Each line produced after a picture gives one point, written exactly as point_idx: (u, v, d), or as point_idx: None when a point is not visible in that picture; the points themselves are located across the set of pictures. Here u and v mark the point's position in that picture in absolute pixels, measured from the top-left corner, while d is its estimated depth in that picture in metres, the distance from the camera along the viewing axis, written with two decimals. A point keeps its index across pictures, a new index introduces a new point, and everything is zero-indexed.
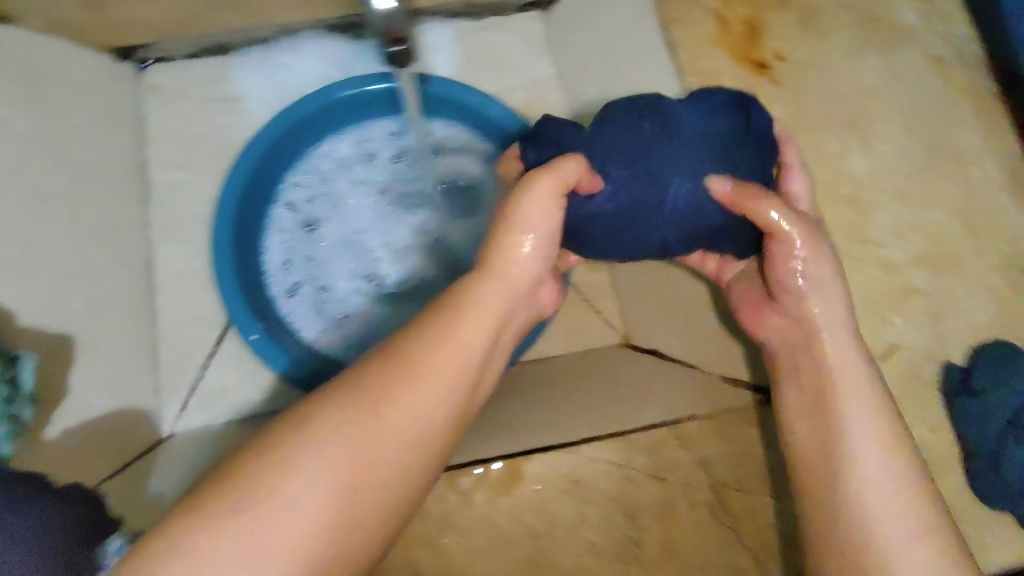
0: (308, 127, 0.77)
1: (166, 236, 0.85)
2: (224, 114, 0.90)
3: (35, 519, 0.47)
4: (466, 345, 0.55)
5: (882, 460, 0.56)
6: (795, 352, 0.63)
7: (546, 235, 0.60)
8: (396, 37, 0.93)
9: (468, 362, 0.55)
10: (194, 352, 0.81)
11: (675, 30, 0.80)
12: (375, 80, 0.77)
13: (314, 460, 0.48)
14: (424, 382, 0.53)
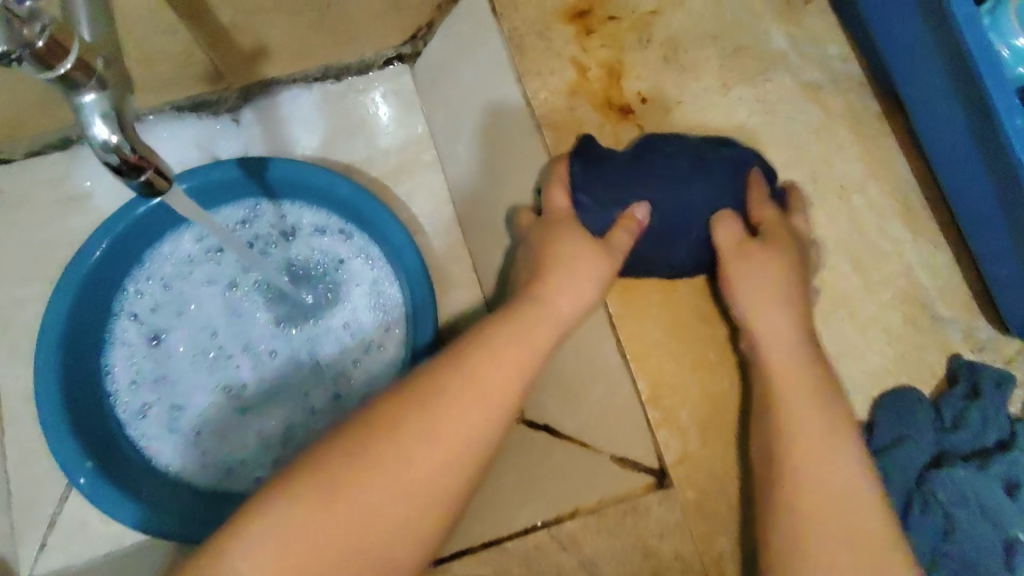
0: (137, 234, 0.72)
1: (13, 356, 0.78)
2: (72, 214, 0.84)
3: None
4: (506, 363, 0.55)
5: (847, 477, 0.55)
6: (775, 356, 0.59)
7: (596, 282, 0.61)
8: (254, 109, 0.87)
9: (461, 448, 0.52)
10: (50, 482, 0.74)
11: (532, 83, 0.74)
12: (200, 175, 0.72)
13: (304, 489, 0.49)
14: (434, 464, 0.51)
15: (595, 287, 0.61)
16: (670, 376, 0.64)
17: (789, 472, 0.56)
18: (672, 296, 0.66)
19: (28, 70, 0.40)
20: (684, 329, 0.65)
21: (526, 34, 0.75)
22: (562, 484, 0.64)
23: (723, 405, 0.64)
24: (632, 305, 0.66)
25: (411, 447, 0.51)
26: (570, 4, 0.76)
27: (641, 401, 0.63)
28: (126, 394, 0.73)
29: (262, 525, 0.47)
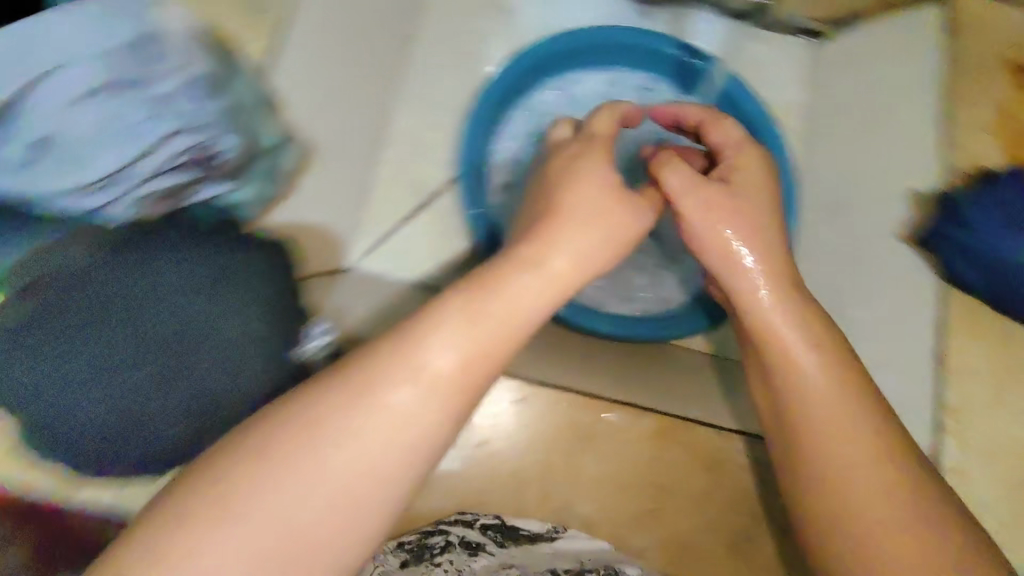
0: (576, 55, 0.83)
1: (408, 99, 0.91)
2: (496, 13, 0.94)
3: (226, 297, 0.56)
4: (549, 282, 0.47)
5: (902, 492, 0.48)
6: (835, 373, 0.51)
7: (619, 242, 0.52)
8: (670, 12, 0.96)
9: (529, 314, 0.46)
10: (392, 210, 0.88)
11: (958, 105, 0.78)
12: (653, 36, 0.81)
13: (286, 435, 0.39)
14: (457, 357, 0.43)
15: (609, 232, 0.52)
16: (974, 398, 0.69)
17: (811, 457, 0.51)
18: (1004, 338, 0.71)
19: None
20: (1005, 372, 0.70)
21: (964, 61, 0.79)
22: (688, 392, 0.72)
23: (1009, 447, 0.68)
24: (969, 328, 0.71)
25: (341, 391, 0.41)
26: (1019, 53, 0.78)
27: (938, 405, 0.69)
28: (500, 168, 0.84)
29: (361, 414, 0.40)
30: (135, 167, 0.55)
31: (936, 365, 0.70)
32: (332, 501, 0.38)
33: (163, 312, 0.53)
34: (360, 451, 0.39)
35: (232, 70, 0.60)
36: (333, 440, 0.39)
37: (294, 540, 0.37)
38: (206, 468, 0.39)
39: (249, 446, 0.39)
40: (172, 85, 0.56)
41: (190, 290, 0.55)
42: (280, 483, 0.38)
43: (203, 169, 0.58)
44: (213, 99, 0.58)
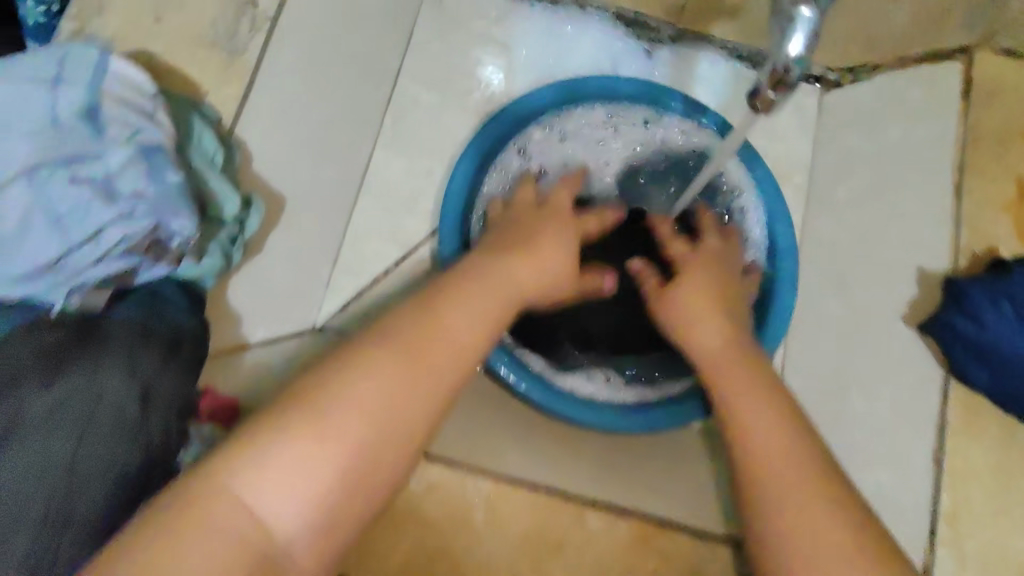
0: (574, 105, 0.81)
1: (391, 144, 0.85)
2: (486, 50, 0.90)
3: (127, 325, 0.53)
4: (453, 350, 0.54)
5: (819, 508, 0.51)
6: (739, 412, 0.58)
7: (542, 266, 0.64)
8: (673, 51, 0.90)
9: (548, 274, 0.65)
10: (373, 263, 0.82)
11: (971, 181, 0.74)
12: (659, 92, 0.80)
13: (277, 460, 0.45)
14: (465, 316, 0.57)
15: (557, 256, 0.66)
16: (973, 504, 0.67)
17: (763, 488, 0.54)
18: (1008, 437, 0.68)
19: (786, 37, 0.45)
20: (1006, 474, 0.67)
21: (986, 133, 0.75)
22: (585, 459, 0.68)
23: (1009, 560, 0.65)
24: (970, 425, 0.68)
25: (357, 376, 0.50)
26: None
27: (935, 512, 0.67)
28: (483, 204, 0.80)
29: (355, 379, 0.50)
30: (67, 262, 0.49)
31: (937, 469, 0.68)
32: (326, 443, 0.47)
33: (65, 442, 0.47)
34: (436, 330, 0.55)
35: (190, 121, 0.60)
36: (433, 323, 0.55)
37: (404, 381, 0.51)
38: (378, 348, 0.52)
39: (416, 314, 0.56)
40: (136, 145, 0.51)
41: (140, 325, 0.53)
42: (388, 376, 0.51)
43: (152, 251, 0.52)
44: (169, 172, 0.52)
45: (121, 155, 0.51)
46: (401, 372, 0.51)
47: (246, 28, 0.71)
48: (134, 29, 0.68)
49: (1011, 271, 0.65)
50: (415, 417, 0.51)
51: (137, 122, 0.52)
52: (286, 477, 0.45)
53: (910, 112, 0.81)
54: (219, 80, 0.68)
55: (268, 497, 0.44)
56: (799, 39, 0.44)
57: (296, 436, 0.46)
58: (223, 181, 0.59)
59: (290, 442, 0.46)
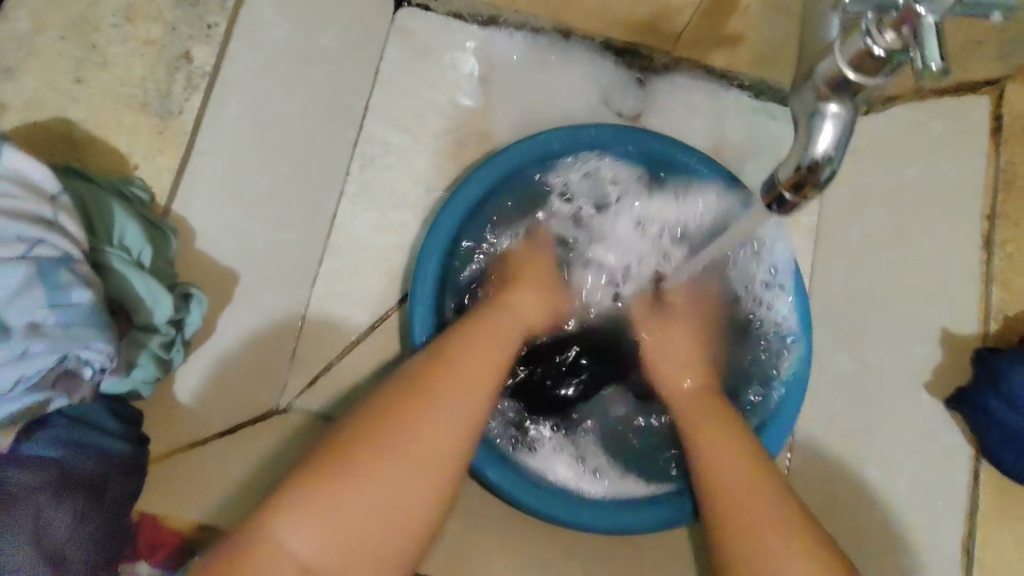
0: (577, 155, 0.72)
1: (361, 196, 0.77)
2: (461, 86, 0.81)
3: (36, 467, 0.46)
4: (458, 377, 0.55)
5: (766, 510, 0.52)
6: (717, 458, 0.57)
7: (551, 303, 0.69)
8: (667, 82, 0.83)
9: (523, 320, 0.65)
10: (344, 330, 0.74)
11: (1005, 230, 0.66)
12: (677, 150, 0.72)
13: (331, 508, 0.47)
14: (478, 360, 0.57)
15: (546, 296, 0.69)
16: None
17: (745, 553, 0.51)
18: None
19: (813, 130, 0.40)
20: None
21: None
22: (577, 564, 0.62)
23: None
24: (1004, 511, 0.62)
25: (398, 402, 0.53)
26: None
27: None
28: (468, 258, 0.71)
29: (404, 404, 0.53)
30: None
31: (967, 558, 0.62)
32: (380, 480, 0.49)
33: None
34: (450, 374, 0.55)
35: (110, 209, 0.52)
36: (446, 373, 0.55)
37: (428, 435, 0.51)
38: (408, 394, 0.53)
39: (432, 361, 0.56)
40: (31, 263, 0.43)
41: (50, 464, 0.46)
42: (411, 430, 0.51)
43: (62, 384, 0.44)
44: (74, 293, 0.44)
45: (15, 274, 0.43)
46: (429, 419, 0.52)
47: (181, 86, 0.62)
48: (52, 92, 0.59)
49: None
50: (435, 472, 0.51)
51: (30, 233, 0.44)
52: (315, 529, 0.46)
53: (932, 148, 0.73)
54: (150, 148, 0.60)
55: (302, 545, 0.46)
56: (830, 128, 0.40)
57: (323, 490, 0.47)
58: (151, 281, 0.52)
59: (316, 500, 0.47)
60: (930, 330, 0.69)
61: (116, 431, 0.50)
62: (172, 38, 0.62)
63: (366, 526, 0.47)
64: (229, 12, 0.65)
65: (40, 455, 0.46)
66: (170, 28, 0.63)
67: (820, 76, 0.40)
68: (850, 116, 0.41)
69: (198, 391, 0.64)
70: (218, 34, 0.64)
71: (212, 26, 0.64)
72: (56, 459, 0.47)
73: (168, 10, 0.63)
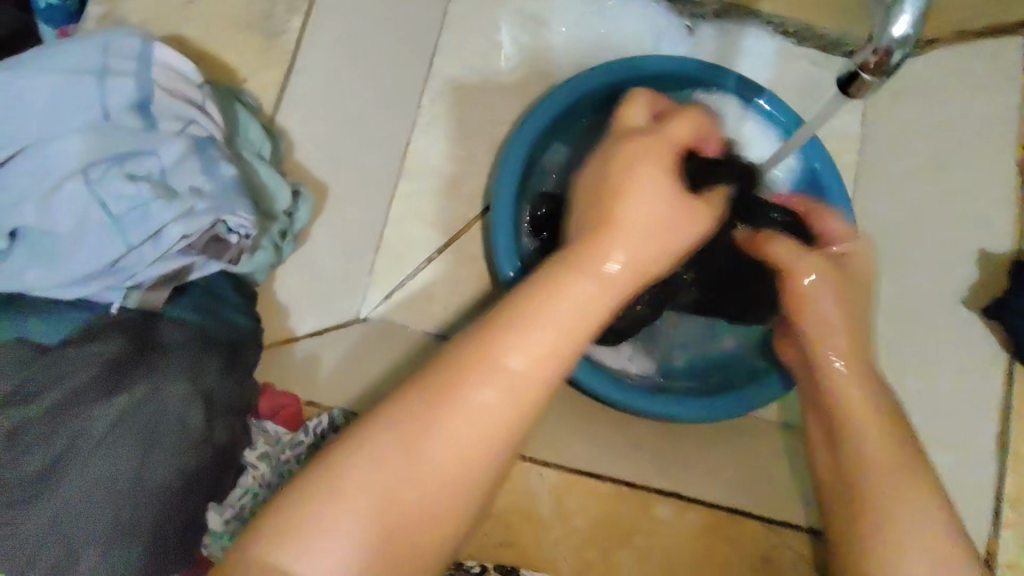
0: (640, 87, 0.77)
1: (432, 126, 0.82)
2: (524, 29, 0.86)
3: (176, 339, 0.50)
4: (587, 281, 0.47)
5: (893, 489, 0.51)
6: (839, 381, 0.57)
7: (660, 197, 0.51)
8: (716, 28, 0.88)
9: (666, 219, 0.51)
10: (417, 249, 0.78)
11: None
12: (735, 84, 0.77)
13: (436, 438, 0.41)
14: (593, 292, 0.46)
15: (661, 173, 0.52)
16: None
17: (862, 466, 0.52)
18: None
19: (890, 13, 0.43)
20: None
21: None
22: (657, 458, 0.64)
23: None
24: None
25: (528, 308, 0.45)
26: None
27: (998, 495, 0.66)
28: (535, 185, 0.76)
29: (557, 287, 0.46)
30: (125, 263, 0.48)
31: (1002, 452, 0.67)
32: (464, 426, 0.42)
33: (129, 456, 0.46)
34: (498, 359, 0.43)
35: (234, 110, 0.58)
36: (514, 337, 0.44)
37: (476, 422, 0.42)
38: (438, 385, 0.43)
39: (499, 324, 0.45)
40: (190, 137, 0.49)
41: (186, 337, 0.51)
42: (449, 427, 0.41)
43: (212, 249, 0.50)
44: (223, 166, 0.50)
45: (177, 144, 0.49)
46: (475, 412, 0.42)
47: (284, 9, 0.68)
48: (171, 11, 0.65)
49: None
50: (487, 463, 0.42)
51: (188, 113, 0.50)
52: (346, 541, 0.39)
53: (971, 83, 0.78)
54: (257, 63, 0.66)
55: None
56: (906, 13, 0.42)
57: (351, 504, 0.39)
58: (274, 173, 0.57)
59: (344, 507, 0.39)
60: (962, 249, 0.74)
61: (239, 303, 0.57)
62: None
63: (410, 522, 0.40)
64: None
65: (178, 322, 0.51)
66: None
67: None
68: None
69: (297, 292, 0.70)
70: None
71: None
72: (192, 328, 0.51)
73: None
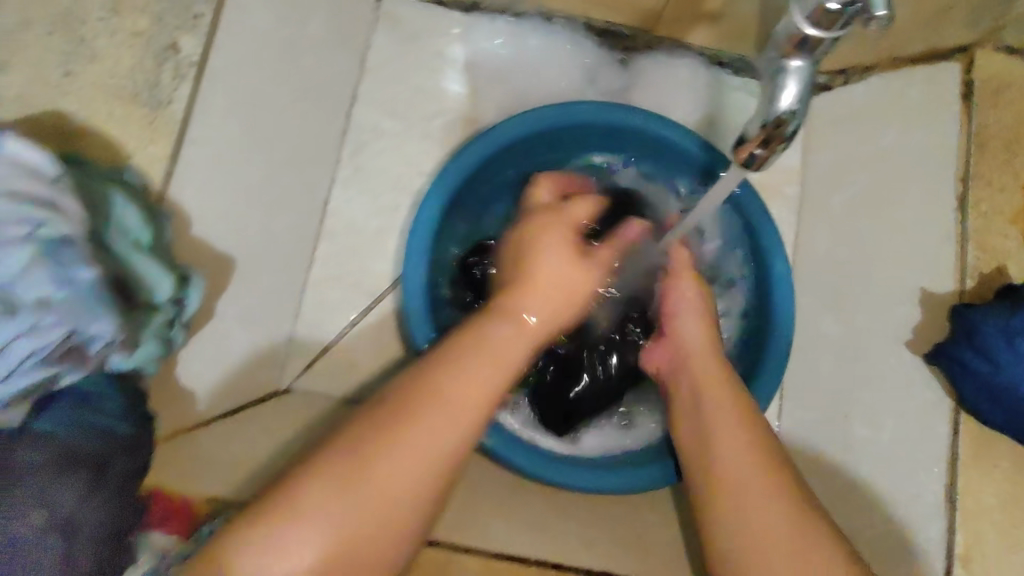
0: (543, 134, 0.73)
1: (352, 181, 0.79)
2: (449, 73, 0.82)
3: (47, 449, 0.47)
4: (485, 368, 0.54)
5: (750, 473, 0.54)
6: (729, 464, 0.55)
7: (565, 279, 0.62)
8: (648, 61, 0.84)
9: (570, 286, 0.62)
10: (343, 313, 0.77)
11: (978, 190, 0.69)
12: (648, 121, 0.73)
13: (343, 494, 0.48)
14: (486, 377, 0.54)
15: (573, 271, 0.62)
16: (988, 542, 0.63)
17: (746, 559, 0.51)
18: (1019, 469, 0.64)
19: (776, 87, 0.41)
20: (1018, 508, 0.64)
21: (993, 138, 0.70)
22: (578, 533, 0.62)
23: None
24: (979, 457, 0.65)
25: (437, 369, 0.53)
26: None
27: (949, 551, 0.64)
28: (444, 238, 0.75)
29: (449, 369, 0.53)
30: None
31: (951, 506, 0.64)
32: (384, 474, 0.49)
33: None
34: (463, 372, 0.53)
35: (107, 196, 0.53)
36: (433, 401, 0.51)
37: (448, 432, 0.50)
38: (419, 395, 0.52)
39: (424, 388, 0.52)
40: (38, 241, 0.46)
41: (56, 448, 0.48)
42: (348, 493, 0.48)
43: (70, 357, 0.47)
44: (82, 270, 0.46)
45: (26, 242, 0.45)
46: (444, 422, 0.51)
47: (170, 77, 0.63)
48: (44, 86, 0.60)
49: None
50: (448, 453, 0.50)
51: (38, 215, 0.46)
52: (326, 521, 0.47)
53: (909, 113, 0.75)
54: (142, 137, 0.61)
55: (298, 543, 0.46)
56: (792, 84, 0.41)
57: (353, 482, 0.48)
58: (151, 265, 0.54)
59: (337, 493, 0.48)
60: (901, 289, 0.71)
61: (120, 412, 0.52)
62: (160, 29, 0.63)
63: (383, 514, 0.48)
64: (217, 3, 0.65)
65: (43, 435, 0.48)
66: (157, 19, 0.63)
67: (782, 34, 0.40)
68: (811, 70, 0.41)
69: (204, 375, 0.64)
70: (204, 25, 0.64)
71: (199, 16, 0.64)
72: (60, 442, 0.48)
73: (155, 2, 0.63)
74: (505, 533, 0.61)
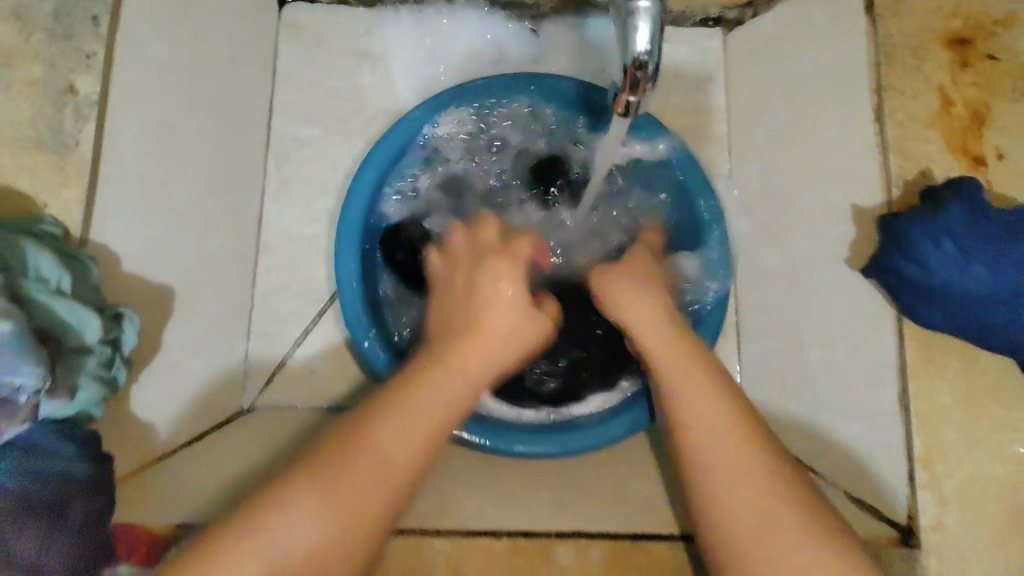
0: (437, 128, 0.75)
1: (280, 193, 0.79)
2: (361, 69, 0.82)
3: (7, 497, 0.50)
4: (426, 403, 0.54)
5: (752, 496, 0.53)
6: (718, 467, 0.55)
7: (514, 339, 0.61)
8: (559, 25, 0.83)
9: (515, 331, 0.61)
10: (292, 325, 0.77)
11: (893, 100, 0.69)
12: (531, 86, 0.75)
13: (291, 524, 0.47)
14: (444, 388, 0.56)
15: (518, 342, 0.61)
16: (947, 441, 0.64)
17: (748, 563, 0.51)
18: (970, 366, 0.65)
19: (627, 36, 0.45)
20: (974, 404, 0.65)
21: (898, 46, 0.70)
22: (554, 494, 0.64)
23: (990, 493, 0.63)
24: (930, 361, 0.65)
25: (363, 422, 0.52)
26: (952, 29, 0.71)
27: (910, 457, 0.64)
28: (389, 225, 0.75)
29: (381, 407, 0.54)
30: None
31: (906, 413, 0.65)
32: (331, 513, 0.48)
33: None
34: (405, 420, 0.53)
35: (21, 246, 0.53)
36: (378, 427, 0.52)
37: (380, 480, 0.51)
38: (356, 450, 0.51)
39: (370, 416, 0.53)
40: None
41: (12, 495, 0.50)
42: (300, 513, 0.48)
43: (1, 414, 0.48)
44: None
45: None
46: (387, 465, 0.51)
47: (72, 120, 0.63)
48: None
49: (946, 203, 0.61)
50: (392, 481, 0.51)
51: None
52: (259, 574, 0.46)
53: (818, 36, 0.75)
54: (54, 183, 0.61)
55: None
56: (642, 27, 0.44)
57: (305, 495, 0.49)
58: (75, 307, 0.54)
59: (285, 562, 0.47)
60: (832, 208, 0.72)
61: (74, 455, 0.53)
62: (54, 74, 0.63)
63: (330, 545, 0.48)
64: (107, 40, 0.65)
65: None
66: (49, 65, 0.63)
67: None
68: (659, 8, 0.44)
69: (159, 408, 0.64)
70: (98, 62, 0.64)
71: (90, 56, 0.64)
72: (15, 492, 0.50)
73: (45, 47, 0.63)
74: (477, 510, 0.62)
